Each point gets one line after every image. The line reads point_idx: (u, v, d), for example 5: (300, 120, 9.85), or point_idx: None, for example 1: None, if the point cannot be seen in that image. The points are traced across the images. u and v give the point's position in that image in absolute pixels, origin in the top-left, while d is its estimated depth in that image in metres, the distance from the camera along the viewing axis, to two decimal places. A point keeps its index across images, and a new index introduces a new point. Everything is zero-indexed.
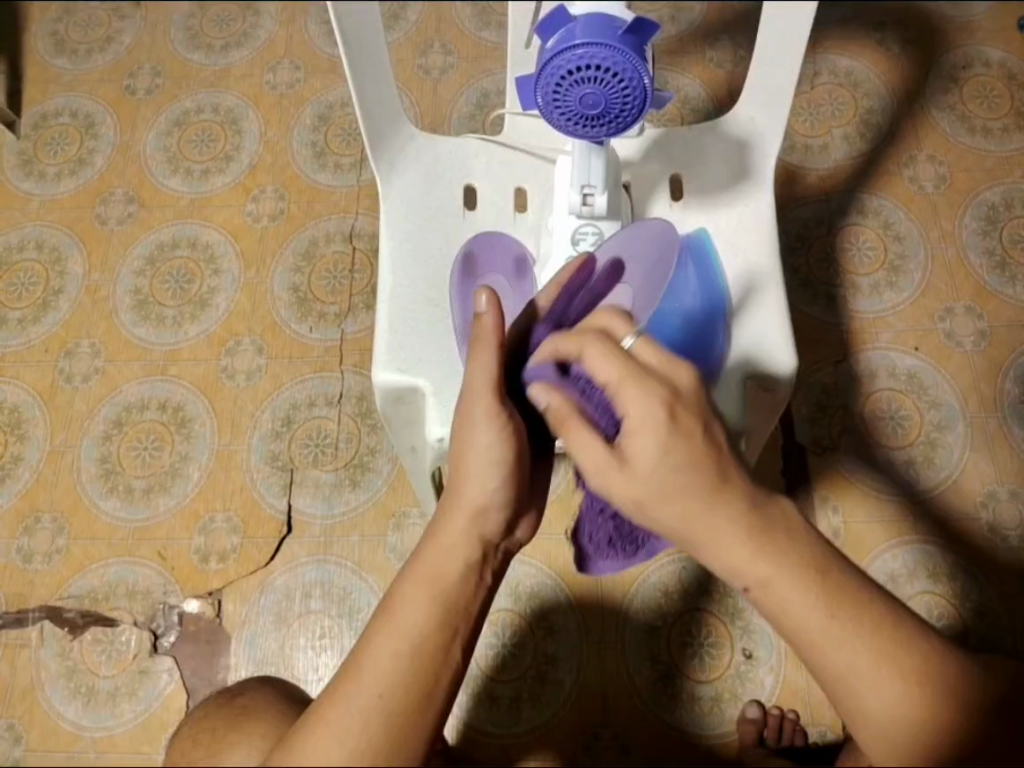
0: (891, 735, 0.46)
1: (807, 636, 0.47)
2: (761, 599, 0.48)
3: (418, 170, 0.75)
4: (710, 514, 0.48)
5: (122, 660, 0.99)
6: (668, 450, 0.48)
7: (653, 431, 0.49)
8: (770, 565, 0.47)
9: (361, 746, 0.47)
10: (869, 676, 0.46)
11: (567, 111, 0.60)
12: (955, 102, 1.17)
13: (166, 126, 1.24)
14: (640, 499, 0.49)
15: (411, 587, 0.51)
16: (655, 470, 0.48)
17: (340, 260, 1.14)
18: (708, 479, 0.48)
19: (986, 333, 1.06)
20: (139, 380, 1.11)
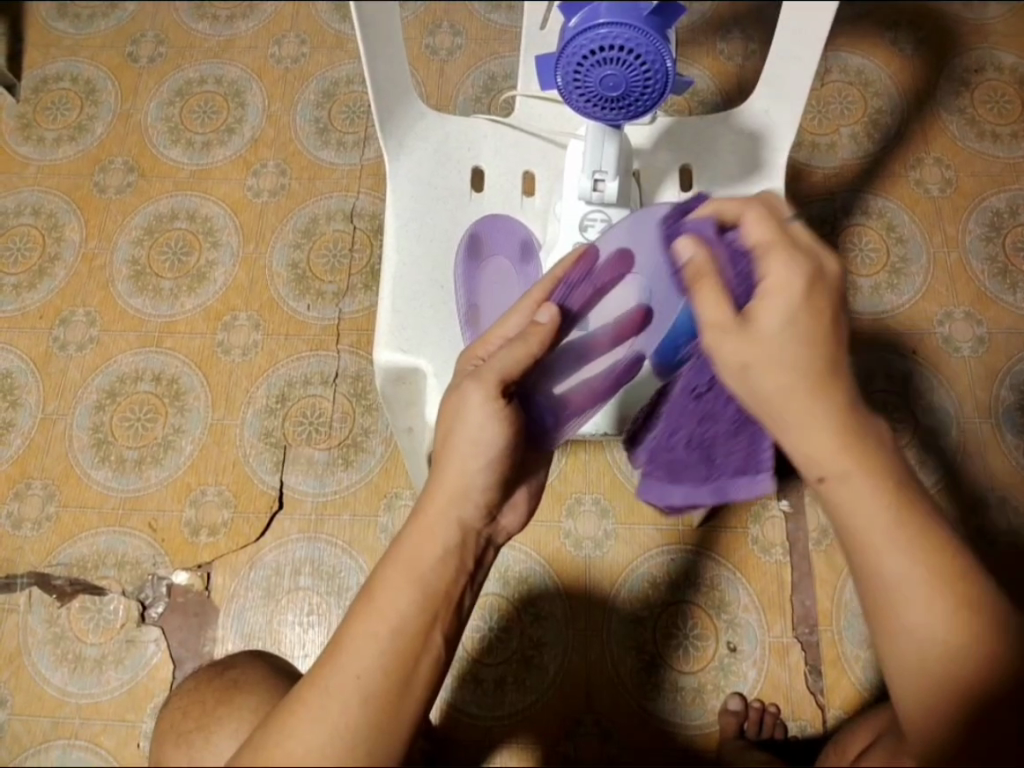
0: (927, 653, 0.50)
1: (873, 539, 0.50)
2: (835, 491, 0.50)
3: (428, 149, 0.74)
4: (812, 402, 0.49)
5: (109, 629, 0.99)
6: (795, 321, 0.49)
7: (789, 295, 0.49)
8: (852, 461, 0.49)
9: (340, 724, 0.48)
10: (922, 587, 0.49)
11: (587, 92, 0.59)
12: (965, 105, 1.16)
13: (169, 95, 1.23)
14: (749, 362, 0.50)
15: (389, 571, 0.52)
16: (779, 332, 0.49)
17: (340, 239, 1.14)
18: (820, 366, 0.49)
19: (985, 339, 1.06)
20: (134, 350, 1.11)
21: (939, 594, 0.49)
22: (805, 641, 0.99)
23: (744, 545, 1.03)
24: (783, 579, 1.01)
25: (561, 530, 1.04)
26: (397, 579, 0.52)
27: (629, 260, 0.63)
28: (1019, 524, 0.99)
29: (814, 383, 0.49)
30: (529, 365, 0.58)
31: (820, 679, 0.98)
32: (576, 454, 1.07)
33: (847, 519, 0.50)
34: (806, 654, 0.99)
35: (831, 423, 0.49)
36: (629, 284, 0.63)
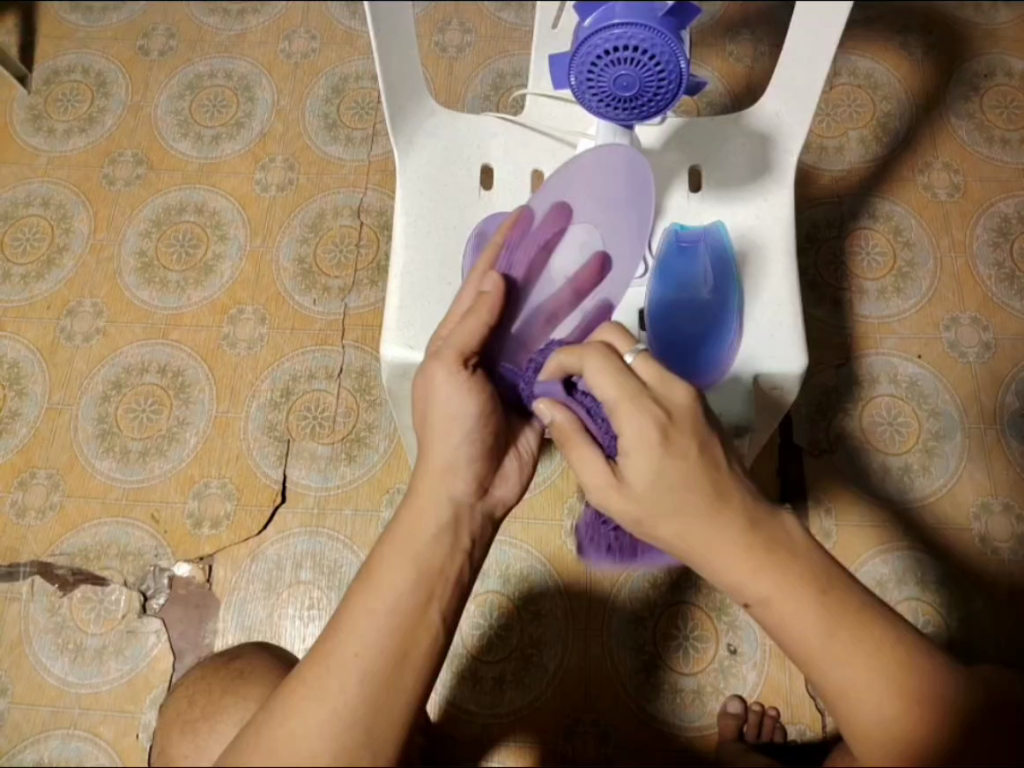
0: (884, 745, 0.50)
1: (810, 651, 0.51)
2: (763, 614, 0.52)
3: (437, 145, 0.74)
4: (710, 535, 0.51)
5: (110, 619, 1.00)
6: (660, 472, 0.51)
7: (646, 454, 0.51)
8: (771, 586, 0.51)
9: (340, 703, 0.48)
10: (866, 688, 0.50)
11: (600, 91, 0.59)
12: (974, 111, 1.16)
13: (179, 88, 1.23)
14: (641, 517, 0.53)
15: (388, 551, 0.53)
16: (649, 490, 0.52)
17: (347, 234, 1.14)
18: (705, 498, 0.51)
19: (991, 345, 1.06)
20: (140, 342, 1.11)
21: (892, 691, 0.50)
22: None
23: None
24: None
25: (563, 529, 1.04)
26: (396, 558, 0.53)
27: (568, 211, 0.63)
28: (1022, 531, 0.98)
29: (709, 500, 0.51)
30: (484, 338, 0.58)
31: None
32: None
33: (781, 632, 0.51)
34: None
35: (736, 550, 0.51)
36: (574, 234, 0.63)
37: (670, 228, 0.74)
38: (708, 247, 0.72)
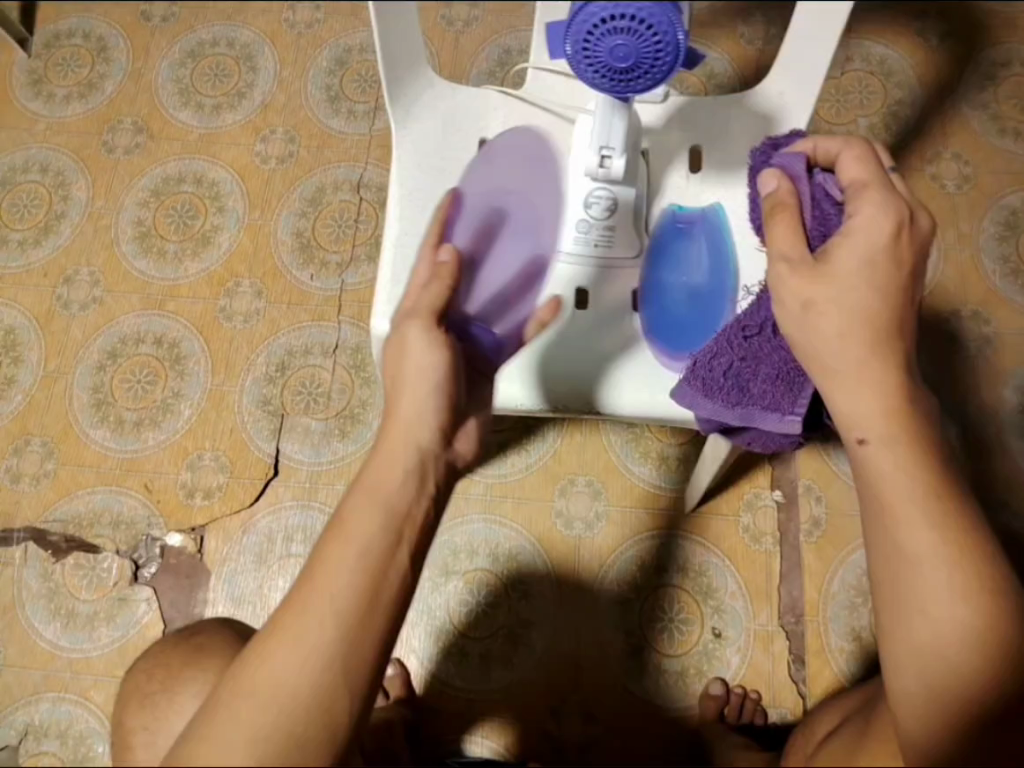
0: (948, 639, 0.47)
1: (903, 515, 0.48)
2: (874, 456, 0.49)
3: (434, 118, 0.73)
4: (868, 354, 0.49)
5: (102, 586, 1.00)
6: (873, 266, 0.49)
7: (869, 241, 0.50)
8: (898, 426, 0.48)
9: (316, 643, 0.47)
10: (946, 570, 0.47)
11: (595, 63, 0.58)
12: (988, 100, 1.15)
13: (180, 56, 1.22)
14: (814, 298, 0.50)
15: (359, 499, 0.52)
16: (855, 274, 0.49)
17: (347, 209, 1.14)
18: (886, 319, 0.49)
19: (992, 339, 1.05)
20: (136, 312, 1.11)
21: (969, 602, 0.47)
22: (790, 632, 1.00)
23: (734, 533, 1.03)
24: (772, 570, 1.02)
25: (553, 509, 1.05)
26: (365, 503, 0.51)
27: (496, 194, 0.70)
28: (1014, 526, 0.98)
29: (872, 340, 0.49)
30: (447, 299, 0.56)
31: (802, 668, 0.99)
32: (573, 434, 1.07)
33: (879, 486, 0.49)
34: (790, 644, 1.00)
35: (886, 389, 0.49)
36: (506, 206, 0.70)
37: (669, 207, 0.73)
38: (706, 229, 0.72)
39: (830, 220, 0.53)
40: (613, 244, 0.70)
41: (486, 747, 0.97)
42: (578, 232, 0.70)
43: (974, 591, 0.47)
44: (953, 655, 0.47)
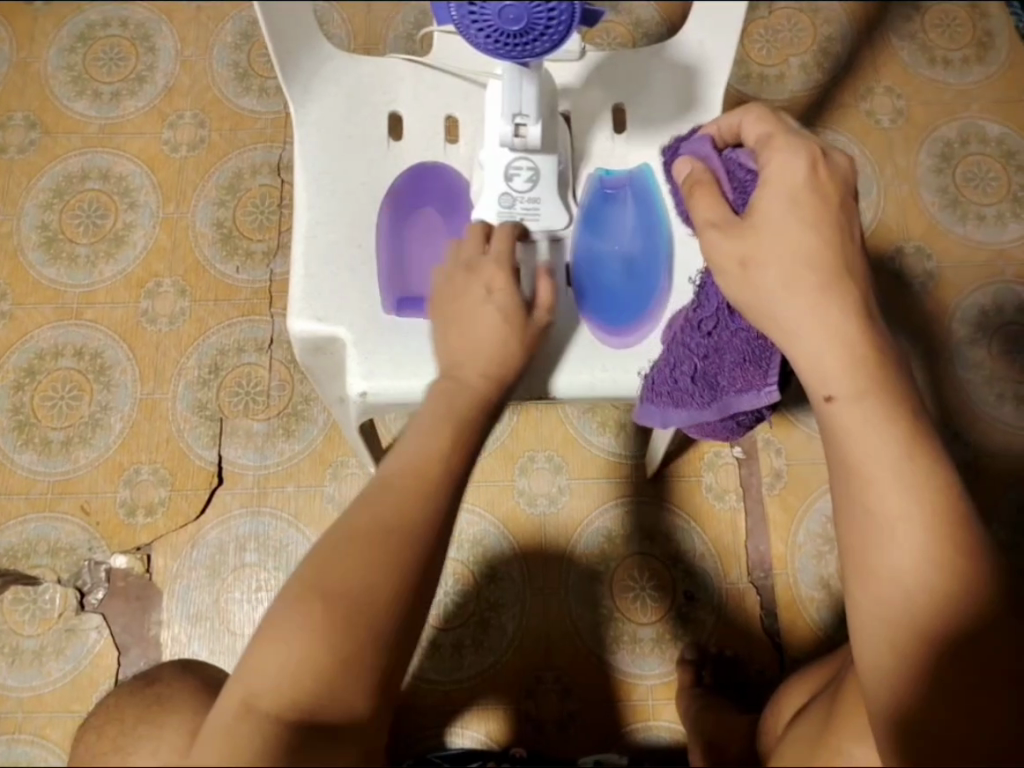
0: (906, 588, 0.45)
1: (860, 464, 0.47)
2: (844, 412, 0.47)
3: (338, 94, 0.69)
4: (822, 298, 0.48)
5: (47, 619, 0.95)
6: (798, 207, 0.50)
7: (790, 183, 0.51)
8: (864, 375, 0.47)
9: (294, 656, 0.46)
10: (899, 514, 0.46)
11: (485, 27, 0.53)
12: (916, 30, 1.12)
13: (69, 41, 1.12)
14: (747, 254, 0.50)
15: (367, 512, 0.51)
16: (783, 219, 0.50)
17: (268, 194, 1.07)
18: (831, 264, 0.49)
19: (936, 273, 1.04)
20: (52, 324, 1.03)
21: (940, 563, 0.45)
22: (760, 586, 0.99)
23: (699, 493, 1.02)
24: (737, 526, 1.01)
25: (514, 488, 1.01)
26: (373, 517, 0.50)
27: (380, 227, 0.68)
28: (970, 459, 0.98)
29: (824, 279, 0.49)
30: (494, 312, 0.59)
31: (775, 621, 0.98)
32: (527, 410, 1.04)
33: (845, 442, 0.47)
34: (762, 598, 0.99)
35: (846, 337, 0.48)
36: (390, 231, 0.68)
37: (596, 175, 0.70)
38: (635, 196, 0.69)
39: (747, 185, 0.54)
40: (540, 215, 0.67)
41: (469, 738, 0.95)
42: (501, 206, 0.67)
43: (943, 548, 0.45)
44: (920, 609, 0.45)
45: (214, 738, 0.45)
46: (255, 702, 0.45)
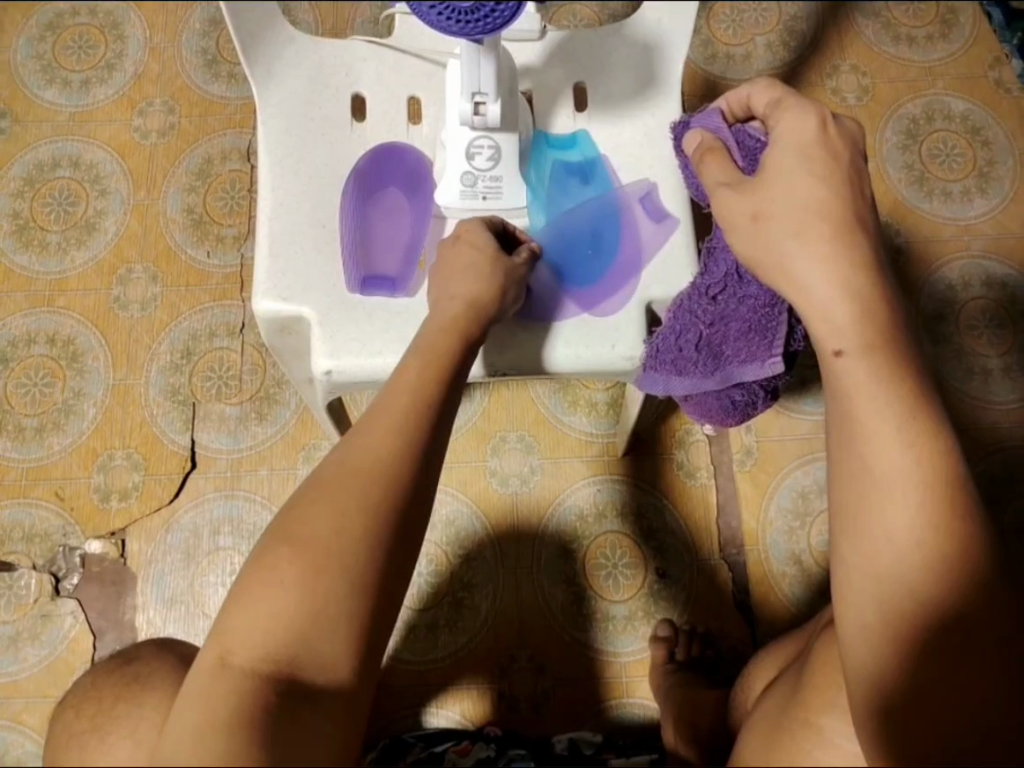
0: (894, 556, 0.43)
1: (864, 423, 0.46)
2: (850, 367, 0.47)
3: (299, 75, 0.70)
4: (832, 249, 0.49)
5: (23, 605, 0.95)
6: (811, 163, 0.52)
7: (801, 137, 0.52)
8: (872, 331, 0.47)
9: (277, 607, 0.45)
10: (893, 479, 0.44)
11: (436, 4, 0.53)
12: (880, 9, 1.13)
13: (38, 30, 1.12)
14: (760, 207, 0.52)
15: (349, 462, 0.50)
16: (797, 176, 0.51)
17: (237, 179, 1.07)
18: (840, 217, 0.50)
19: (903, 250, 1.05)
20: (24, 312, 1.03)
21: (929, 531, 0.43)
22: (732, 562, 1.00)
23: (671, 471, 1.03)
24: (709, 502, 1.02)
25: (487, 469, 1.02)
26: (351, 470, 0.49)
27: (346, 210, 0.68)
28: None
29: (834, 229, 0.50)
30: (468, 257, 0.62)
31: (748, 597, 0.99)
32: (501, 392, 1.05)
33: (847, 396, 0.47)
34: (734, 574, 1.00)
35: (854, 290, 0.48)
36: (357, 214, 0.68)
37: (536, 137, 0.71)
38: (578, 163, 0.70)
39: (755, 151, 0.57)
40: (502, 194, 0.68)
41: (445, 717, 0.95)
42: (464, 186, 0.67)
43: (938, 516, 0.43)
44: (911, 576, 0.43)
45: (191, 696, 0.43)
46: (231, 657, 0.44)
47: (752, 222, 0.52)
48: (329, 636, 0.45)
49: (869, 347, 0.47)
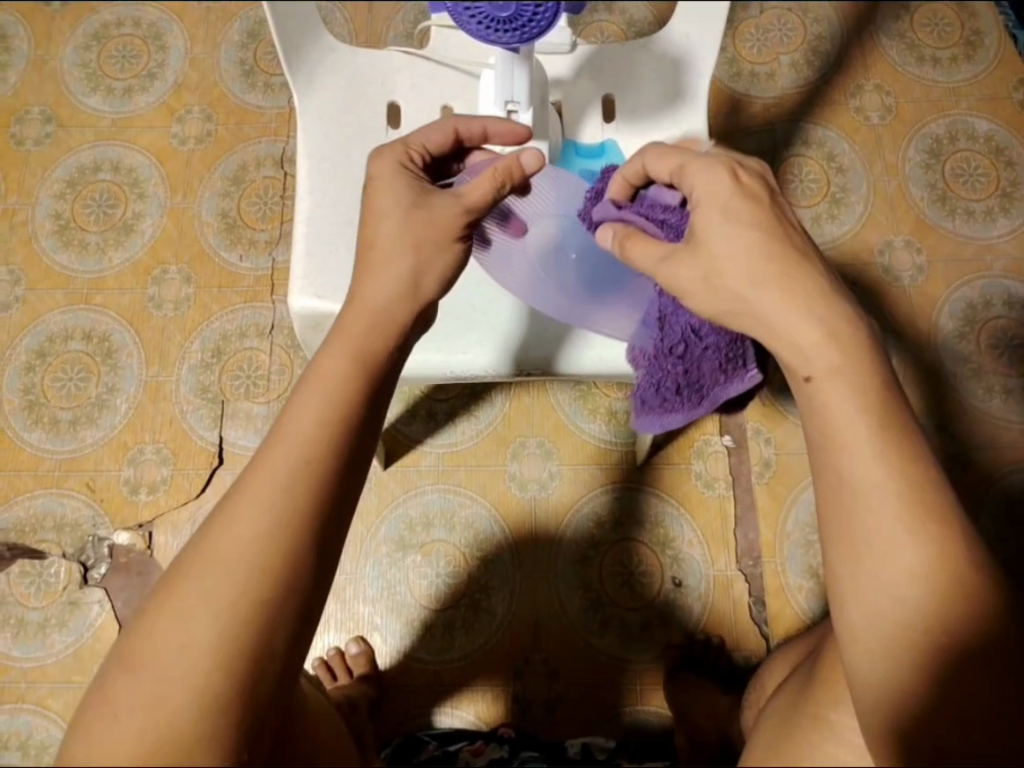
0: (890, 576, 0.43)
1: (845, 444, 0.45)
2: (823, 392, 0.46)
3: (339, 83, 0.73)
4: (784, 291, 0.48)
5: (51, 592, 0.98)
6: (735, 209, 0.50)
7: (723, 187, 0.51)
8: (839, 354, 0.46)
9: (161, 696, 0.39)
10: (884, 500, 0.44)
11: (476, 14, 0.56)
12: (905, 30, 1.14)
13: (84, 40, 1.17)
14: (708, 268, 0.49)
15: (237, 514, 0.42)
16: (735, 227, 0.49)
17: (271, 185, 1.10)
18: (785, 256, 0.49)
19: (924, 267, 1.06)
20: (62, 308, 1.07)
21: (923, 549, 0.43)
22: (749, 574, 1.01)
23: (688, 481, 1.04)
24: (726, 513, 1.02)
25: (506, 473, 1.04)
26: (241, 524, 0.42)
27: None
28: (957, 449, 0.99)
29: (778, 266, 0.48)
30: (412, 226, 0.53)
31: (764, 609, 0.99)
32: (521, 397, 1.06)
33: (822, 422, 0.46)
34: (750, 586, 1.00)
35: (816, 319, 0.47)
36: None
37: (566, 146, 0.73)
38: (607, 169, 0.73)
39: (676, 222, 0.55)
40: None
41: (459, 718, 0.96)
42: None
43: (931, 531, 0.44)
44: (910, 595, 0.43)
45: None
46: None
47: (705, 284, 0.49)
48: (230, 719, 0.40)
49: (837, 370, 0.46)
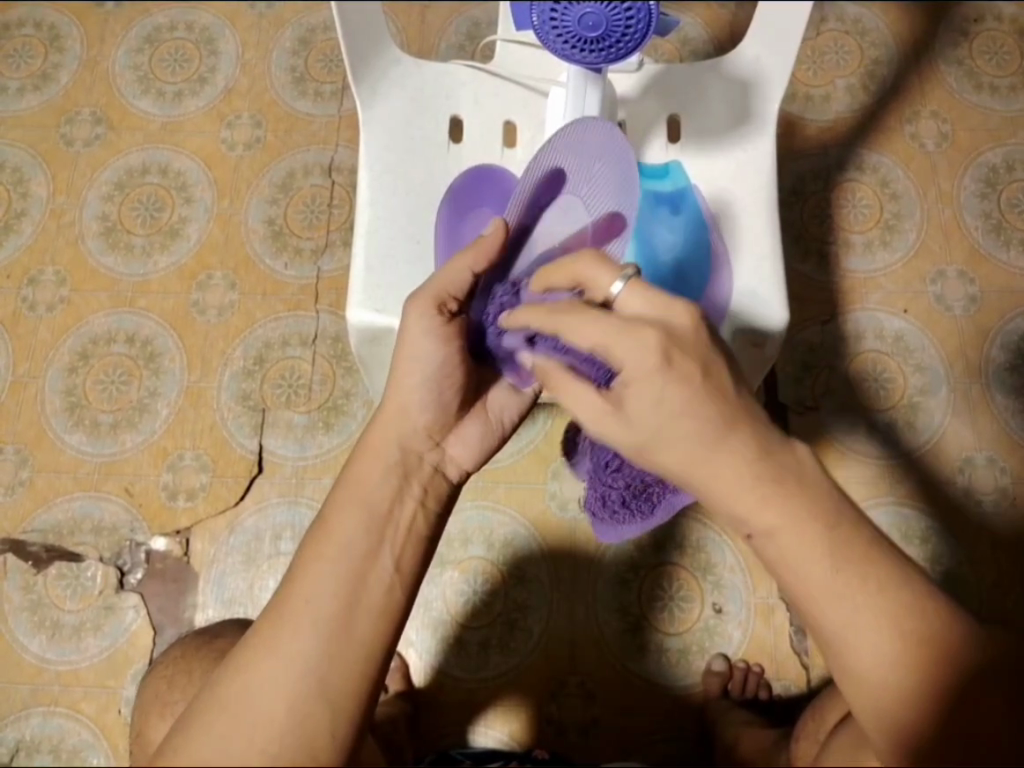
0: (880, 694, 0.42)
1: (808, 591, 0.43)
2: (766, 548, 0.44)
3: (403, 96, 0.73)
4: (713, 454, 0.44)
5: (87, 596, 0.97)
6: (664, 397, 0.45)
7: (647, 380, 0.45)
8: (778, 512, 0.43)
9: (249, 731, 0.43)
10: (857, 626, 0.42)
11: (564, 33, 0.58)
12: (963, 57, 1.13)
13: (136, 42, 1.17)
14: (640, 444, 0.47)
15: (318, 562, 0.48)
16: (654, 416, 0.45)
17: (319, 194, 1.10)
18: (716, 418, 0.44)
19: (977, 298, 1.04)
20: (106, 310, 1.07)
21: (905, 663, 0.42)
22: (789, 602, 0.99)
23: None
24: None
25: (546, 491, 1.02)
26: (319, 567, 0.48)
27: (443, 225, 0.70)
28: (1005, 484, 0.98)
29: (715, 426, 0.44)
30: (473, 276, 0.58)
31: (805, 639, 0.98)
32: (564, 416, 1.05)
33: (779, 572, 0.44)
34: (791, 616, 0.99)
35: (746, 465, 0.44)
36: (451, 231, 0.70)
37: None
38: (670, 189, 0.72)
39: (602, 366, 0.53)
40: None
41: (491, 737, 0.96)
42: None
43: (910, 644, 0.42)
44: (902, 706, 0.42)
45: None
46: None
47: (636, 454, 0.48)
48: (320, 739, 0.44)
49: (771, 529, 0.44)
